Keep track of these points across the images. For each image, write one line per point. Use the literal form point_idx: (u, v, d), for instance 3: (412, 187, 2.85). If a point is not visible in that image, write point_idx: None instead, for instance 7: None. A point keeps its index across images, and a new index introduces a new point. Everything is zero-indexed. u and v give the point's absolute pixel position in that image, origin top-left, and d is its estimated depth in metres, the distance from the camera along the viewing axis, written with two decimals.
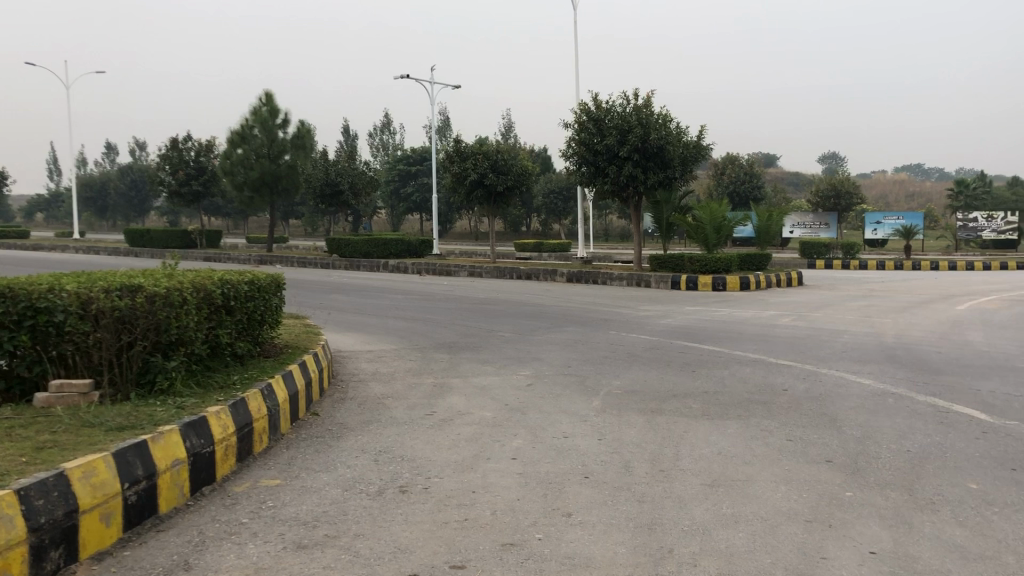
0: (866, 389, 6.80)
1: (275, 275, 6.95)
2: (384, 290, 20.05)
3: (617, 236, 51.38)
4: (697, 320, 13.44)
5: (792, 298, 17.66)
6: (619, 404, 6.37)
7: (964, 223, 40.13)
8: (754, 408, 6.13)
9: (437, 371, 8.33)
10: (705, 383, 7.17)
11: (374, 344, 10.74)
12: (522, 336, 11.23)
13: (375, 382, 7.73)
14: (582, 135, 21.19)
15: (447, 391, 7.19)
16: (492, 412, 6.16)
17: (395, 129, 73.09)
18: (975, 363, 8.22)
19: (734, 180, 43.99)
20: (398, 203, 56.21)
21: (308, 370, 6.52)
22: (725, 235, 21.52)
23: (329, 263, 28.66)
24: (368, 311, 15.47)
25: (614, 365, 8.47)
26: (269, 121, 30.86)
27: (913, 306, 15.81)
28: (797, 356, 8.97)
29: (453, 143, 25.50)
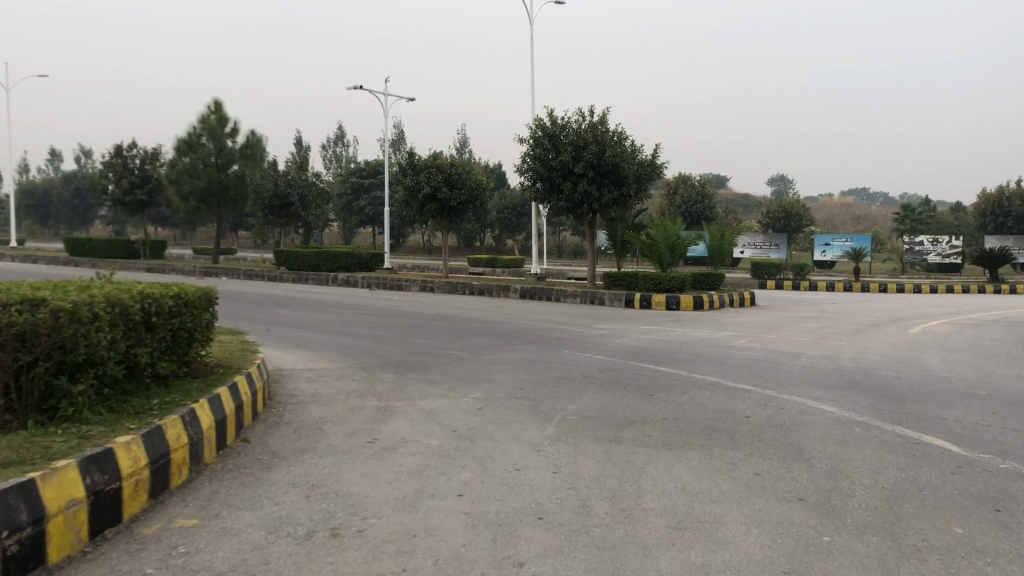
0: (831, 418, 6.51)
1: (206, 289, 6.45)
2: (331, 305, 19.47)
3: (570, 253, 51.25)
4: (651, 340, 13.15)
5: (746, 319, 17.51)
6: (574, 431, 5.99)
7: (911, 247, 40.73)
8: (717, 436, 5.80)
9: (381, 393, 7.87)
10: (663, 409, 6.83)
11: (317, 362, 10.23)
12: (472, 356, 10.80)
13: (314, 404, 7.23)
14: (537, 150, 20.90)
15: (390, 415, 6.73)
16: (438, 440, 5.73)
17: (348, 141, 72.37)
18: (938, 390, 8.00)
19: (686, 199, 44.17)
20: (350, 217, 55.46)
21: (240, 392, 6.03)
22: (679, 254, 21.35)
23: (277, 276, 27.95)
24: (313, 326, 14.91)
25: (568, 387, 8.08)
26: (217, 129, 30.13)
27: (866, 329, 15.74)
28: (757, 380, 8.68)
29: (406, 155, 25.06)
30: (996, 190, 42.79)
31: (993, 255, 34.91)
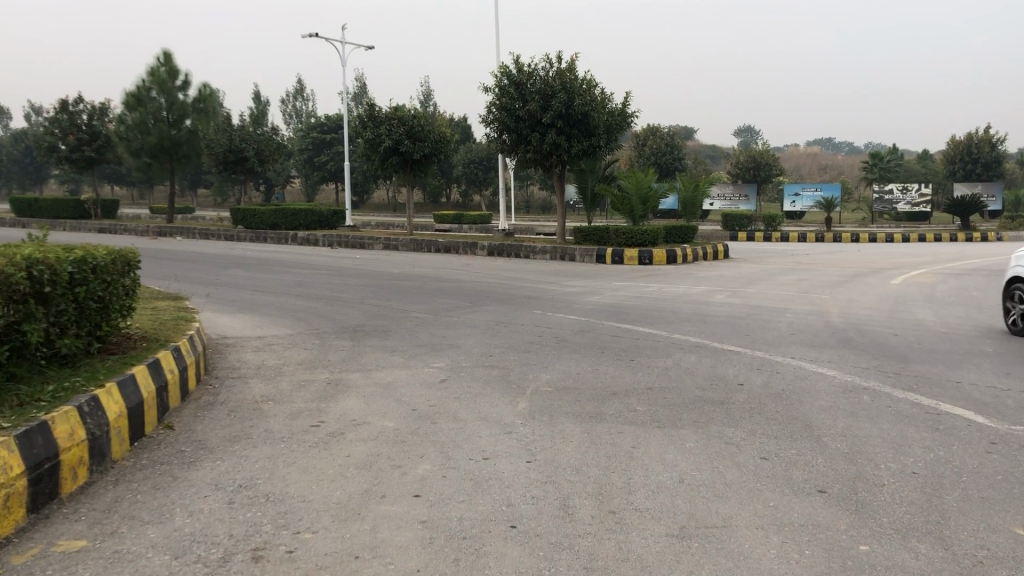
0: (833, 383, 5.85)
1: (127, 251, 5.64)
2: (290, 265, 18.56)
3: (538, 207, 50.40)
4: (626, 296, 12.45)
5: (721, 273, 16.88)
6: (550, 407, 5.27)
7: (881, 195, 40.30)
8: (712, 410, 5.13)
9: (335, 364, 7.09)
10: (650, 377, 6.14)
11: (268, 328, 9.40)
12: (436, 318, 10.03)
13: (257, 379, 6.44)
14: (502, 100, 19.96)
15: (341, 391, 5.95)
16: (394, 422, 4.97)
17: (309, 95, 70.54)
18: (940, 348, 7.39)
19: (655, 150, 43.46)
20: (312, 172, 54.09)
21: (165, 370, 5.24)
22: (651, 207, 20.63)
23: (233, 235, 26.88)
24: (268, 288, 14.05)
25: (541, 353, 7.37)
26: (168, 82, 28.79)
27: (846, 280, 15.20)
28: (745, 340, 8.00)
29: (366, 107, 23.96)
30: (965, 136, 42.48)
31: (963, 203, 34.61)
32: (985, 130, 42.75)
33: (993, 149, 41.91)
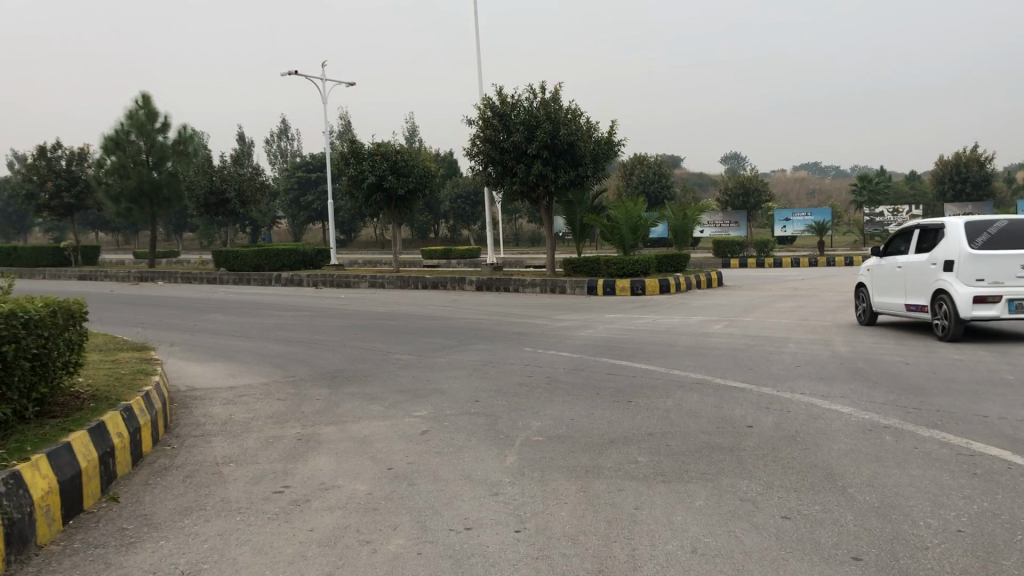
0: (852, 423, 5.35)
1: (74, 303, 5.14)
2: (273, 307, 18.06)
3: (527, 240, 50.09)
4: (619, 330, 11.96)
5: (717, 301, 16.41)
6: (542, 460, 4.75)
7: (871, 218, 40.09)
8: (721, 459, 4.61)
9: (308, 416, 6.55)
10: (650, 421, 5.64)
11: (242, 377, 8.88)
12: (421, 360, 9.51)
13: (222, 436, 5.90)
14: (486, 132, 19.59)
15: (312, 449, 5.42)
16: (367, 485, 4.44)
17: (295, 136, 70.43)
18: (958, 378, 6.90)
19: (643, 179, 43.31)
20: (299, 213, 53.80)
21: (112, 433, 4.71)
22: (641, 236, 20.21)
23: (216, 277, 26.41)
24: (248, 332, 13.54)
25: (531, 396, 6.86)
26: (147, 125, 28.40)
27: (844, 305, 14.77)
28: (748, 375, 7.51)
29: (348, 144, 23.59)
30: (952, 156, 42.38)
31: None
32: (972, 150, 42.69)
33: (981, 168, 41.86)
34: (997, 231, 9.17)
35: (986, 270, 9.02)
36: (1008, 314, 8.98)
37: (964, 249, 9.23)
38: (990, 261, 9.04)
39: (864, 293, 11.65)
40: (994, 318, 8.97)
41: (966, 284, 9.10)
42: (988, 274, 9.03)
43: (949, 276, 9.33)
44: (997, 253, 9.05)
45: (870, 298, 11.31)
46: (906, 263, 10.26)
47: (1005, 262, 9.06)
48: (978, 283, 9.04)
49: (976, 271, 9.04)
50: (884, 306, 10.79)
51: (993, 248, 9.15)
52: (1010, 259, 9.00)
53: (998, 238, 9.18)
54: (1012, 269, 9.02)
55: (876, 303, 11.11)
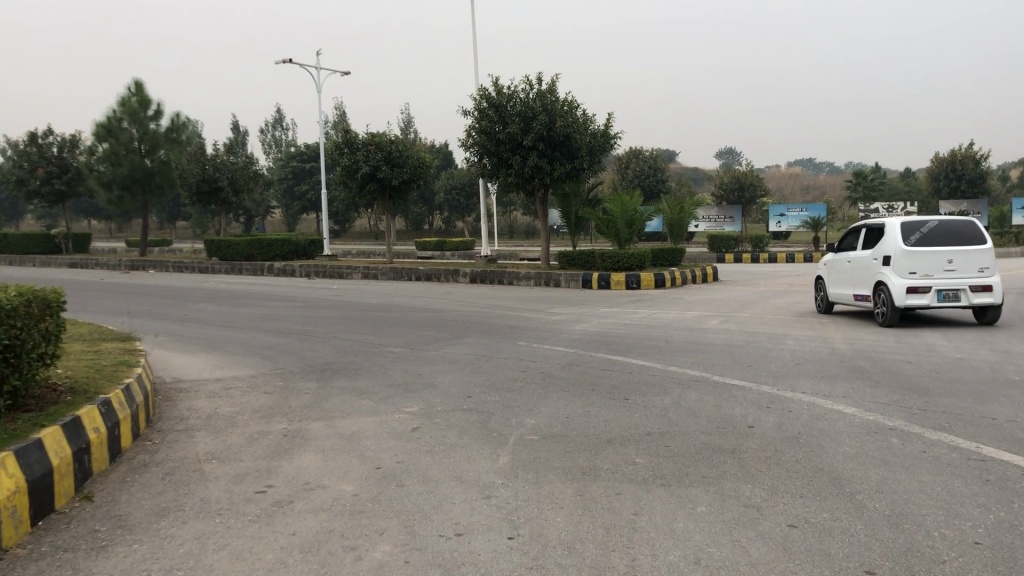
0: (856, 424, 5.18)
1: (52, 292, 4.93)
2: (264, 297, 17.83)
3: (522, 233, 49.88)
4: (615, 324, 11.78)
5: (713, 296, 16.25)
6: (536, 460, 4.57)
7: (866, 214, 39.96)
8: (723, 462, 4.43)
9: (294, 411, 6.35)
10: (648, 421, 5.46)
11: (228, 369, 8.68)
12: (412, 354, 9.32)
13: (205, 431, 5.71)
14: (482, 123, 19.37)
15: (297, 445, 5.23)
16: (353, 485, 4.25)
17: (289, 125, 70.01)
18: (961, 377, 6.75)
19: (639, 173, 43.10)
20: (292, 202, 53.48)
21: (88, 428, 4.51)
22: (637, 230, 20.03)
23: (207, 267, 26.15)
24: (238, 323, 13.32)
25: (525, 392, 6.68)
26: (139, 112, 28.11)
27: None
28: (747, 372, 7.33)
29: (342, 133, 23.34)
30: (948, 153, 42.28)
31: None
32: (968, 147, 42.59)
33: (977, 165, 41.79)
34: (928, 230, 10.30)
35: (918, 263, 10.14)
36: (937, 303, 10.10)
37: (899, 244, 10.36)
38: (921, 255, 10.17)
39: (823, 286, 12.72)
40: (925, 306, 10.09)
41: (900, 276, 10.23)
42: (920, 268, 10.15)
43: (885, 268, 10.47)
44: (928, 249, 10.18)
45: (827, 289, 12.41)
46: (853, 258, 11.39)
47: (935, 256, 10.18)
48: (911, 275, 10.18)
49: (910, 264, 10.16)
50: (838, 297, 11.90)
51: (925, 244, 10.27)
52: (939, 254, 10.12)
53: (930, 235, 10.30)
54: (941, 263, 10.15)
55: (832, 294, 12.22)
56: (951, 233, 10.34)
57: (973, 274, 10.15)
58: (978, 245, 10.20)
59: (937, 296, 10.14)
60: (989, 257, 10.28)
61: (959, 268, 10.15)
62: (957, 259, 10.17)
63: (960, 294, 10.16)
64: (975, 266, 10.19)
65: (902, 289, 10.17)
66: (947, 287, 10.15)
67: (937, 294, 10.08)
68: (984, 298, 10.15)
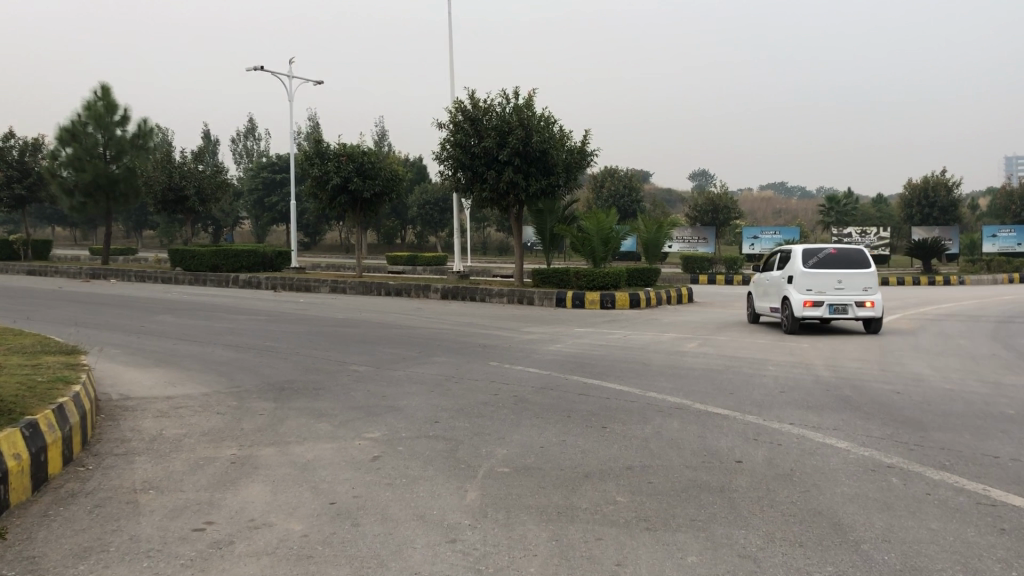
0: (852, 461, 4.82)
1: None
2: (227, 310, 17.29)
3: (495, 250, 49.54)
4: (589, 345, 11.41)
5: (689, 318, 15.95)
6: (506, 496, 4.17)
7: (839, 238, 40.01)
8: (711, 503, 4.04)
9: (246, 435, 5.89)
10: (629, 453, 5.06)
11: (181, 386, 8.19)
12: (378, 373, 8.88)
13: (146, 456, 5.23)
14: (457, 136, 19.01)
15: (246, 475, 4.78)
16: (302, 524, 3.81)
17: (261, 135, 69.28)
18: (953, 410, 6.45)
19: (613, 192, 42.97)
20: (263, 214, 52.74)
21: (7, 455, 4.03)
22: (613, 249, 19.73)
23: (171, 277, 25.48)
24: (197, 336, 12.81)
25: (496, 417, 6.28)
26: (105, 117, 27.54)
27: (818, 326, 14.39)
28: (730, 400, 6.97)
29: (314, 143, 22.87)
30: (920, 180, 42.63)
31: (925, 246, 34.37)
32: (940, 173, 42.94)
33: (949, 193, 42.22)
34: (824, 256, 12.75)
35: (813, 283, 12.59)
36: (828, 314, 12.55)
37: (800, 267, 12.83)
38: (816, 276, 12.63)
39: (752, 301, 14.98)
40: (818, 317, 12.52)
41: (799, 292, 12.69)
42: (816, 286, 12.61)
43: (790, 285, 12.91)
44: (822, 271, 12.64)
45: (753, 301, 14.71)
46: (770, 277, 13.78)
47: (829, 277, 12.64)
48: (808, 292, 12.63)
49: (807, 283, 12.64)
50: (760, 308, 14.24)
51: (820, 267, 12.72)
52: (830, 275, 12.55)
53: (825, 260, 12.76)
54: (832, 283, 12.60)
55: (758, 306, 14.55)
56: (843, 258, 12.77)
57: (858, 292, 12.58)
58: (863, 269, 12.63)
59: (829, 309, 12.59)
60: (873, 279, 12.71)
61: (847, 286, 12.58)
62: (846, 280, 12.61)
63: (848, 308, 12.59)
64: (860, 286, 12.62)
65: (801, 302, 12.61)
66: (838, 301, 12.58)
67: (828, 307, 12.52)
68: (867, 312, 12.53)
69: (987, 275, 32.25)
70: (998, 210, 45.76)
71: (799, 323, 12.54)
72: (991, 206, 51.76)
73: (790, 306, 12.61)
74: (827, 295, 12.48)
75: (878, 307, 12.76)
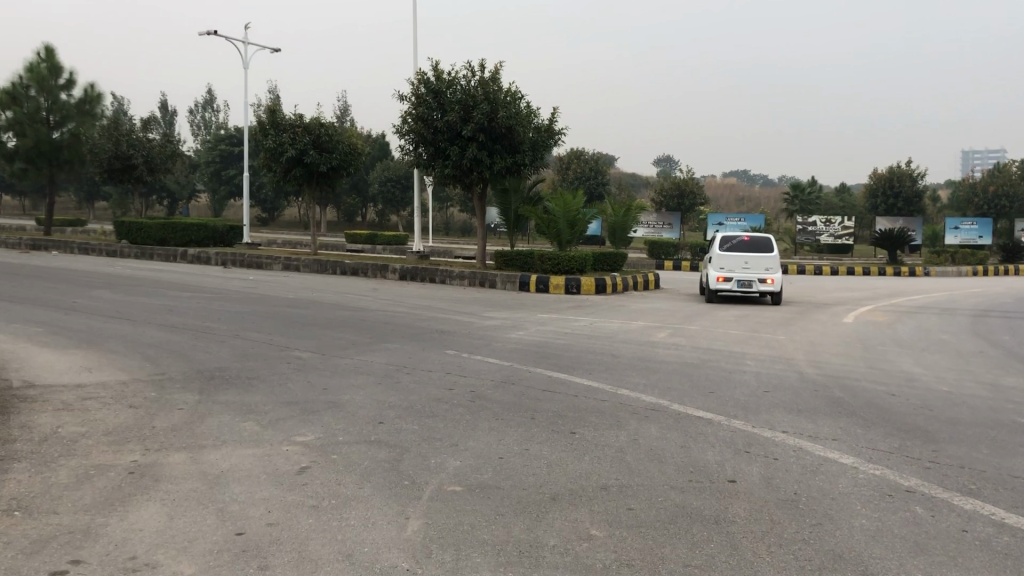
0: (866, 483, 4.13)
1: None
2: (171, 286, 16.24)
3: (458, 231, 48.65)
4: (554, 333, 10.64)
5: (658, 305, 15.28)
6: (456, 528, 3.41)
7: (803, 227, 39.24)
8: (707, 542, 3.29)
9: (156, 435, 5.03)
10: (604, 468, 4.32)
11: (97, 371, 7.26)
12: (322, 361, 8.04)
13: (25, 463, 4.34)
14: (419, 109, 18.07)
15: (142, 491, 3.93)
16: (197, 567, 3.01)
17: (220, 107, 67.46)
18: (958, 417, 5.82)
19: (579, 174, 42.29)
20: (220, 187, 51.30)
21: None
22: (578, 232, 19.00)
23: (116, 250, 24.28)
24: (132, 314, 11.85)
25: (449, 418, 5.50)
26: (49, 80, 26.13)
27: (791, 317, 13.81)
28: (711, 401, 6.25)
29: (269, 113, 21.73)
30: (885, 170, 42.46)
31: (890, 236, 34.01)
32: (906, 164, 42.79)
33: (913, 184, 42.05)
34: (736, 242, 16.08)
35: (724, 262, 15.94)
36: (736, 288, 15.80)
37: (716, 251, 16.18)
38: (728, 258, 15.95)
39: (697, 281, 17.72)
40: (727, 290, 15.76)
41: (714, 270, 16.01)
42: (727, 265, 15.93)
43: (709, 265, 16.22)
44: (732, 254, 15.98)
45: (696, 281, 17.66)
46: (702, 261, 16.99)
47: (737, 259, 15.93)
48: (721, 269, 15.90)
49: (720, 263, 15.98)
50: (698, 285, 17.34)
51: (732, 251, 16.08)
52: (738, 257, 15.87)
53: (736, 246, 16.10)
54: (740, 263, 15.88)
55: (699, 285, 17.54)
56: (751, 245, 16.10)
57: (760, 272, 15.81)
58: (766, 254, 15.89)
59: (737, 284, 15.82)
60: (774, 262, 15.91)
61: (751, 267, 15.84)
62: (750, 262, 15.88)
63: (752, 284, 15.80)
64: (762, 267, 15.85)
65: (714, 278, 15.91)
66: (744, 279, 15.84)
67: (736, 282, 15.78)
68: (766, 287, 15.74)
69: (952, 267, 32.07)
70: (960, 202, 45.76)
71: (714, 294, 15.79)
72: (952, 198, 51.87)
73: (706, 280, 15.91)
74: (735, 273, 15.78)
75: (778, 287, 15.88)
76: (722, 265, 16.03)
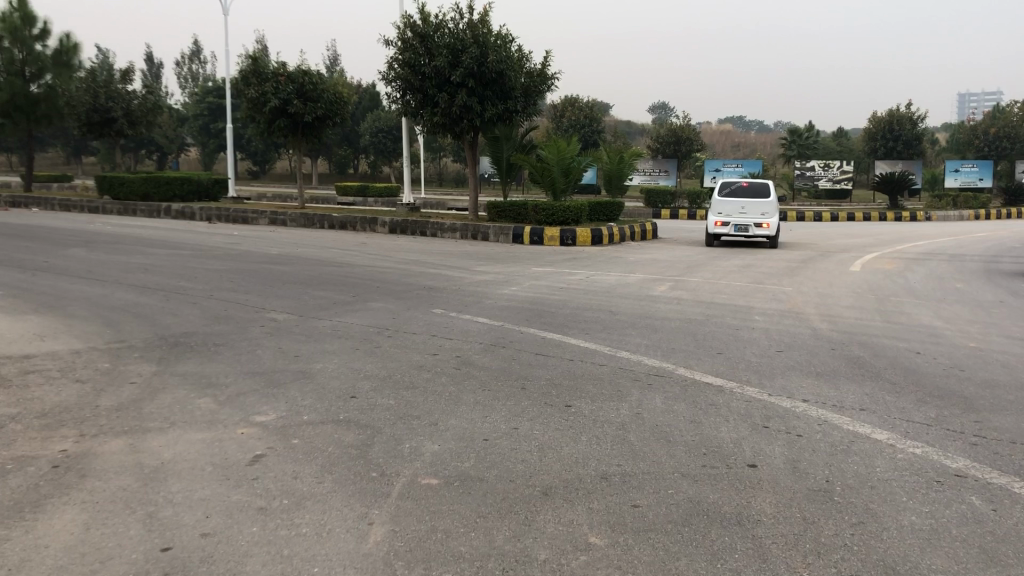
0: (911, 466, 3.55)
1: None
2: (150, 243, 15.57)
3: (451, 181, 47.81)
4: (548, 288, 10.02)
5: (657, 256, 14.67)
6: (426, 538, 2.84)
7: (802, 172, 38.47)
8: (730, 553, 2.72)
9: (96, 417, 4.44)
10: (605, 451, 3.74)
11: (49, 340, 6.65)
12: (298, 324, 7.44)
13: None
14: (405, 54, 17.24)
15: (62, 491, 3.34)
16: None
17: (206, 58, 65.93)
18: (993, 379, 5.24)
19: (574, 122, 41.35)
20: (208, 140, 50.28)
21: None
22: (574, 180, 18.28)
23: (98, 207, 23.54)
24: (104, 273, 11.21)
25: (430, 390, 4.90)
26: (22, 29, 25.16)
27: (796, 266, 13.20)
28: (720, 364, 5.66)
29: (250, 60, 20.85)
30: (886, 113, 41.51)
31: (892, 180, 33.26)
32: (907, 106, 41.83)
33: (913, 126, 41.17)
34: (735, 188, 15.52)
35: (721, 207, 15.38)
36: (733, 232, 15.20)
37: (715, 197, 15.64)
38: (725, 203, 15.38)
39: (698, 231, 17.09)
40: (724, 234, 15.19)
41: (712, 216, 15.46)
42: (724, 211, 15.36)
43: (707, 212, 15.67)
44: (730, 199, 15.39)
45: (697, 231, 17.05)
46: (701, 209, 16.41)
47: (735, 204, 15.35)
48: (719, 215, 15.34)
49: (717, 209, 15.42)
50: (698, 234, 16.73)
51: (731, 196, 15.51)
52: (735, 202, 15.29)
53: (735, 191, 15.53)
54: (737, 208, 15.30)
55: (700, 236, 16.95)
56: (750, 190, 15.50)
57: (757, 217, 15.19)
58: (763, 199, 15.27)
59: (735, 229, 15.23)
60: (772, 207, 15.27)
61: (748, 212, 15.24)
62: (748, 207, 15.28)
63: (749, 229, 15.19)
64: (760, 212, 15.23)
65: (712, 223, 15.36)
66: (741, 223, 15.23)
67: (733, 227, 15.20)
68: (763, 232, 15.10)
69: (954, 211, 31.39)
70: (961, 144, 44.86)
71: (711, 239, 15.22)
72: (953, 140, 50.96)
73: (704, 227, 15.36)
74: (731, 217, 15.20)
75: (777, 232, 15.24)
76: (719, 211, 15.46)
